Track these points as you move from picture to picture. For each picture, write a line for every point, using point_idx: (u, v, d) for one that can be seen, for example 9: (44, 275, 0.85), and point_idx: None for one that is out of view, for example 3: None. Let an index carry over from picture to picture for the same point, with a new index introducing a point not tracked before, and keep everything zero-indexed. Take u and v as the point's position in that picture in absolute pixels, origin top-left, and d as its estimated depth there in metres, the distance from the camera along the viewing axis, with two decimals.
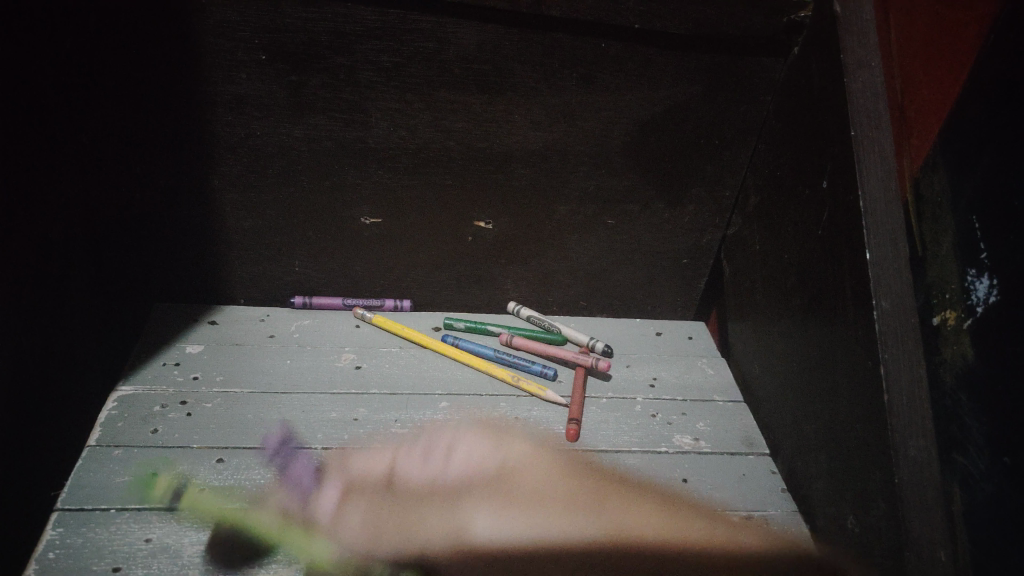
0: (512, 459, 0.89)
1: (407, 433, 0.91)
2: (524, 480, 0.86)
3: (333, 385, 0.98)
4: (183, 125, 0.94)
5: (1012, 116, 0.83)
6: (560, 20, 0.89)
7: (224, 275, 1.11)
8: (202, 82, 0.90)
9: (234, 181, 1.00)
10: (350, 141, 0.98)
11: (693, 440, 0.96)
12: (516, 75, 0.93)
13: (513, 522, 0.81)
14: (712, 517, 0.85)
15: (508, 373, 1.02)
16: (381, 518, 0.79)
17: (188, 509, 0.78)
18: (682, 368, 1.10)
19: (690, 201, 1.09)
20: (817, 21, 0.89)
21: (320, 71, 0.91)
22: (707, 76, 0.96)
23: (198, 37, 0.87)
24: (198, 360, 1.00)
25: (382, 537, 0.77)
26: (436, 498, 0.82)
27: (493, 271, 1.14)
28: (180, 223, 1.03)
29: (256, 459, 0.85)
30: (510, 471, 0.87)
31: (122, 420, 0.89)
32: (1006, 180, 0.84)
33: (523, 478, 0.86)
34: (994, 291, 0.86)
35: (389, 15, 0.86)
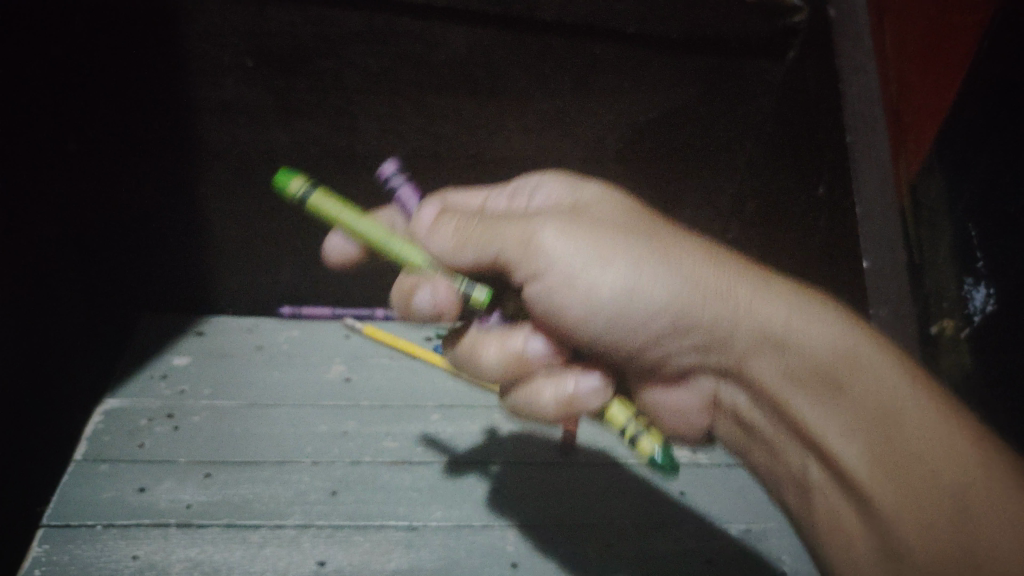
0: (581, 198, 0.76)
1: (399, 446, 0.90)
2: (594, 211, 0.71)
3: (322, 397, 0.97)
4: (168, 133, 0.91)
5: (1012, 117, 0.95)
6: (553, 22, 0.85)
7: (213, 280, 1.10)
8: (184, 89, 0.87)
9: (223, 188, 0.99)
10: (339, 146, 0.97)
11: (690, 452, 0.95)
12: (508, 79, 0.92)
13: (579, 232, 0.66)
14: (710, 529, 0.84)
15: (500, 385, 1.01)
16: (470, 228, 0.67)
17: (176, 526, 0.77)
18: None
19: (687, 205, 1.11)
20: (815, 23, 0.87)
21: (308, 75, 0.88)
22: (702, 78, 0.95)
23: (177, 41, 0.82)
24: (186, 372, 0.99)
25: (468, 246, 0.67)
26: (511, 215, 0.68)
27: None
28: (169, 228, 1.02)
29: (244, 474, 0.84)
30: (579, 204, 0.74)
31: (107, 435, 0.87)
32: (978, 194, 1.01)
33: (592, 214, 0.71)
34: (991, 299, 1.00)
35: (378, 18, 0.82)
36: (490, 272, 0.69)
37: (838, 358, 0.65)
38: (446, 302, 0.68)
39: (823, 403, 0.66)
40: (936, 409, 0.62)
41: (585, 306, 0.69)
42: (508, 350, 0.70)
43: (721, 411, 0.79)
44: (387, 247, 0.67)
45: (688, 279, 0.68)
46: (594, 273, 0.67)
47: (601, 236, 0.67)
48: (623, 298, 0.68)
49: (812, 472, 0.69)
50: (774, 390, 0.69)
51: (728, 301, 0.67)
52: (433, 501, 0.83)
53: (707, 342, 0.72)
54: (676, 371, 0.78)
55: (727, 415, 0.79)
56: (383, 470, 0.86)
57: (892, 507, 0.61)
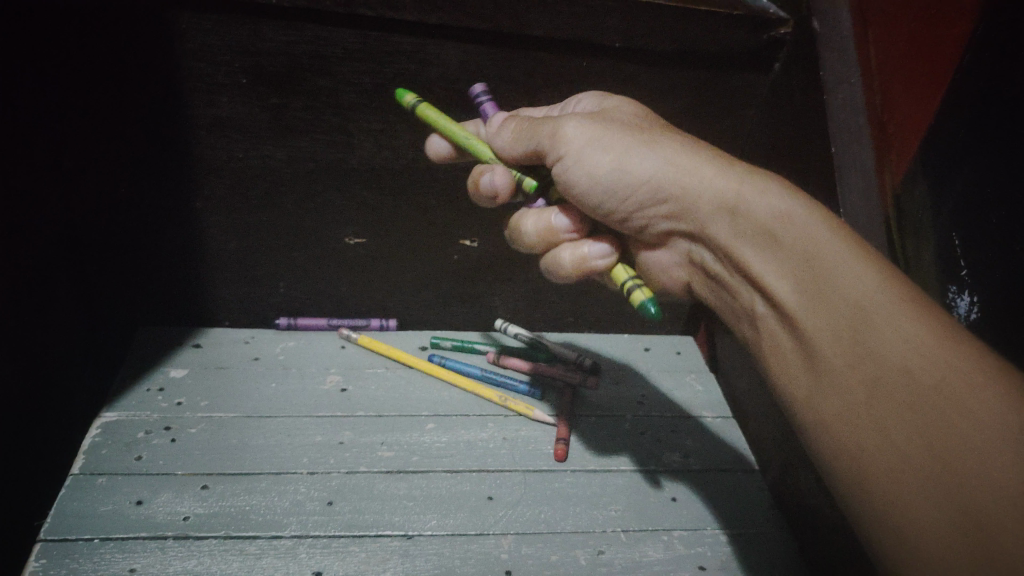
0: (608, 108, 0.81)
1: (394, 456, 0.91)
2: (615, 116, 0.78)
3: (319, 408, 0.98)
4: (165, 149, 0.93)
5: (1013, 130, 0.87)
6: (542, 39, 0.88)
7: (210, 297, 1.11)
8: (182, 106, 0.89)
9: (218, 203, 1.00)
10: (334, 162, 0.98)
11: (682, 457, 0.96)
12: (500, 95, 0.93)
13: (600, 135, 0.74)
14: (701, 535, 0.85)
15: (495, 394, 1.02)
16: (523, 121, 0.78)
17: (173, 538, 0.77)
18: (671, 384, 1.11)
19: None
20: (798, 38, 0.90)
21: (303, 93, 0.90)
22: (690, 93, 0.96)
23: (175, 60, 0.85)
24: (183, 385, 1.00)
25: (518, 138, 0.78)
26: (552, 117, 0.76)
27: (480, 289, 1.15)
28: (165, 247, 1.03)
29: (240, 486, 0.84)
30: (603, 112, 0.79)
31: (105, 447, 0.88)
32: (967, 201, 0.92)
33: (613, 115, 0.78)
34: (974, 307, 0.91)
35: (371, 37, 0.85)
36: (537, 161, 0.80)
37: (779, 220, 0.63)
38: (503, 185, 0.81)
39: (765, 256, 0.65)
40: (876, 260, 0.59)
41: (590, 184, 0.75)
42: (542, 223, 0.82)
43: (700, 275, 0.80)
44: (457, 137, 0.82)
45: (674, 154, 0.70)
46: (613, 167, 0.73)
47: (624, 137, 0.73)
48: (622, 171, 0.73)
49: (756, 303, 0.69)
50: (727, 245, 0.70)
51: (695, 173, 0.69)
52: (428, 510, 0.83)
53: (673, 209, 0.73)
54: (653, 234, 0.79)
55: (704, 279, 0.80)
56: (379, 479, 0.87)
57: (834, 362, 0.59)
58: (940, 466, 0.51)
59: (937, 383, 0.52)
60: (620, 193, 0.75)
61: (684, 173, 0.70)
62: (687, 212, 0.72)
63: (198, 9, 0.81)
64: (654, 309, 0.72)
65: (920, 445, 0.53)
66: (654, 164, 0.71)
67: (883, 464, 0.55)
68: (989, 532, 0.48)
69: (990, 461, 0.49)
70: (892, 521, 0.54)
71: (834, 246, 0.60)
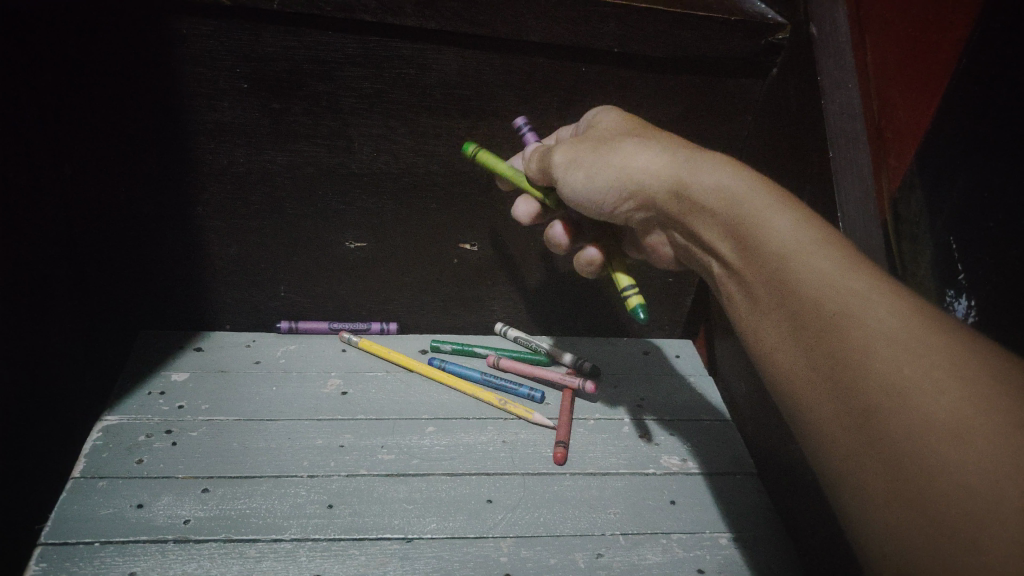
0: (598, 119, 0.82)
1: (394, 459, 0.91)
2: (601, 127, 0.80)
3: (318, 411, 0.98)
4: (165, 154, 0.93)
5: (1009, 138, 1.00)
6: (540, 44, 0.88)
7: (210, 302, 1.11)
8: (184, 111, 0.90)
9: (219, 208, 1.00)
10: (335, 167, 0.98)
11: (681, 460, 0.97)
12: (499, 100, 0.94)
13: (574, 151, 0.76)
14: (700, 539, 0.85)
15: (495, 398, 1.02)
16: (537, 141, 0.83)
17: (173, 541, 0.78)
18: (670, 387, 1.11)
19: None
20: (795, 43, 0.91)
21: (303, 99, 0.91)
22: (688, 97, 0.97)
23: (175, 65, 0.86)
24: (184, 388, 1.00)
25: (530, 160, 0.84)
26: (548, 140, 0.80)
27: (480, 292, 1.15)
28: (165, 253, 1.03)
29: (241, 489, 0.85)
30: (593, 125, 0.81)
31: (106, 451, 0.88)
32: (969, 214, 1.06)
33: (598, 128, 0.79)
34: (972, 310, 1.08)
35: (371, 42, 0.86)
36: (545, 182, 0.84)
37: (715, 198, 0.64)
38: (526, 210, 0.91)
39: (714, 233, 0.66)
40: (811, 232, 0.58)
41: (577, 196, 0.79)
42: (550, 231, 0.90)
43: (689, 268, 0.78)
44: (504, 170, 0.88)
45: (628, 148, 0.72)
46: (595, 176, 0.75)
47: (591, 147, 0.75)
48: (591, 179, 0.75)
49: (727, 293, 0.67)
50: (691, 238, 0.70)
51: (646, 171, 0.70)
52: (428, 513, 0.84)
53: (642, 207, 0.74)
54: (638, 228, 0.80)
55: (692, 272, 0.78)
56: (379, 482, 0.87)
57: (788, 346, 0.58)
58: (868, 420, 0.50)
59: (854, 331, 0.52)
60: (605, 198, 0.76)
61: (638, 164, 0.71)
62: (651, 203, 0.72)
63: (198, 14, 0.82)
64: (643, 317, 0.81)
65: (845, 400, 0.52)
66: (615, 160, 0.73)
67: (824, 427, 0.54)
68: (919, 470, 0.47)
69: (908, 400, 0.48)
70: (846, 487, 0.53)
71: (767, 214, 0.61)
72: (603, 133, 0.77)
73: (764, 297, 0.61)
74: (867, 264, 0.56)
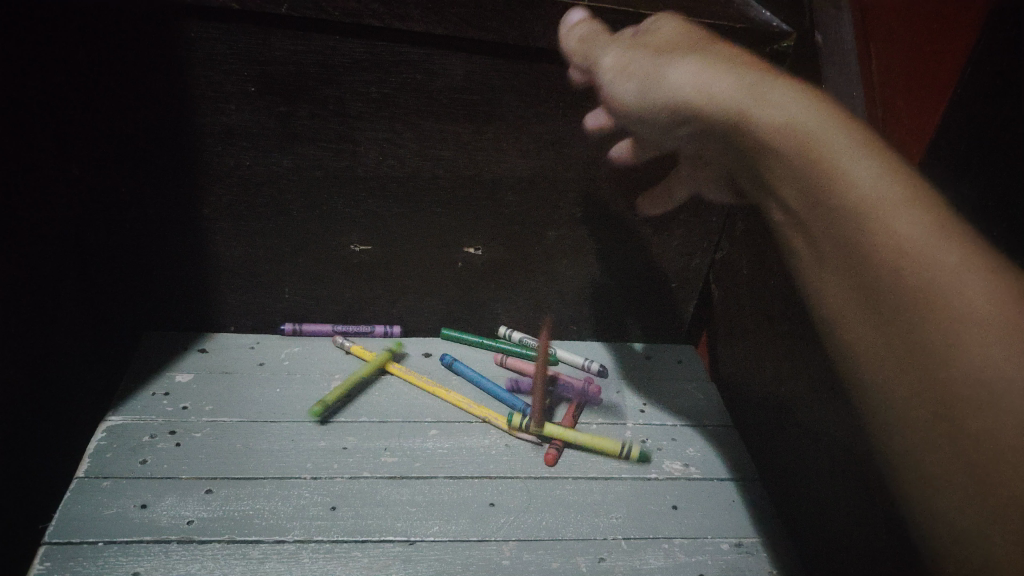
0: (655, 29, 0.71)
1: (397, 461, 0.91)
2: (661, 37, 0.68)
3: (322, 413, 0.98)
4: (171, 156, 0.94)
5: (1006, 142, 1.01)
6: (547, 50, 0.89)
7: (215, 304, 1.11)
8: (190, 114, 0.91)
9: (225, 210, 1.01)
10: (341, 170, 0.98)
11: (682, 466, 0.97)
12: (505, 105, 0.94)
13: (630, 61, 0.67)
14: (702, 544, 0.86)
15: (482, 410, 1.00)
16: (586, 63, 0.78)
17: (177, 542, 0.78)
18: (672, 393, 1.11)
19: (678, 224, 1.10)
20: (800, 51, 0.91)
21: (310, 102, 0.91)
22: None
23: (183, 68, 0.86)
24: (188, 389, 1.00)
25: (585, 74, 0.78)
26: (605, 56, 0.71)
27: (484, 297, 1.15)
28: (171, 254, 1.03)
29: (244, 490, 0.85)
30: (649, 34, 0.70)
31: (110, 451, 0.89)
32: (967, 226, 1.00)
33: (655, 37, 0.68)
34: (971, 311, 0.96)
35: (378, 47, 0.87)
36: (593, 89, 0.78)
37: (780, 133, 0.56)
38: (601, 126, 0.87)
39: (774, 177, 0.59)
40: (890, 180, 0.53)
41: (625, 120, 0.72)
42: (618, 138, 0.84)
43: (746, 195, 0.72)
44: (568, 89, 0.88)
45: (685, 66, 0.61)
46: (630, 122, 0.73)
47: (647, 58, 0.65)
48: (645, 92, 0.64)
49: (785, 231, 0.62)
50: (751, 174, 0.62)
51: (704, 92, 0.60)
52: (430, 516, 0.84)
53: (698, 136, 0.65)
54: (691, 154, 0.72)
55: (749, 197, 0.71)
56: (381, 485, 0.88)
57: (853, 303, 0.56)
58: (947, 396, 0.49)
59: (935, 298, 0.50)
60: (657, 122, 0.65)
61: (692, 88, 0.60)
62: (698, 136, 0.64)
63: (207, 18, 0.83)
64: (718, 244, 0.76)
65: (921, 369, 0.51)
66: (668, 83, 0.61)
67: (901, 393, 0.53)
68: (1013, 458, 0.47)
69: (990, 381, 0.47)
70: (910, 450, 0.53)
71: (842, 156, 0.54)
72: (663, 52, 0.65)
73: (822, 245, 0.57)
74: (949, 219, 0.52)
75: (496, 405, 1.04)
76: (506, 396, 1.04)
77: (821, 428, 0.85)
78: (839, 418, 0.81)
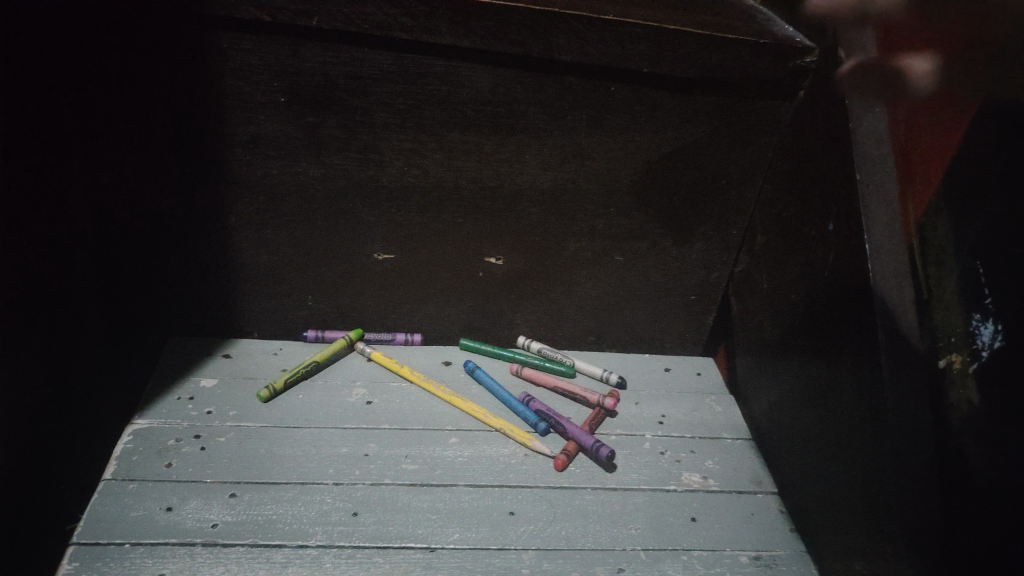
0: None
1: (417, 469, 0.92)
2: None
3: (343, 420, 1.00)
4: (201, 164, 0.96)
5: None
6: (570, 63, 0.91)
7: (238, 311, 1.12)
8: (220, 123, 0.93)
9: (252, 218, 1.03)
10: (366, 180, 1.00)
11: (701, 478, 0.97)
12: (528, 118, 0.95)
13: None
14: (720, 556, 0.86)
15: (497, 421, 1.00)
16: None
17: (201, 544, 0.79)
18: (691, 405, 1.12)
19: (699, 236, 1.10)
20: (822, 66, 0.92)
21: (337, 113, 0.93)
22: (715, 118, 0.98)
23: (215, 78, 0.89)
24: (212, 394, 1.02)
25: None
26: None
27: (505, 306, 1.16)
28: (198, 260, 1.05)
29: (267, 494, 0.86)
30: None
31: (136, 454, 0.90)
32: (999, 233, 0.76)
33: None
34: (999, 336, 0.72)
35: (405, 59, 0.89)
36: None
37: None
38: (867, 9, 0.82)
39: None
40: None
41: None
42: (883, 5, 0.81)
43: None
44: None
45: None
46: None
47: None
48: None
49: None
50: None
51: None
52: (451, 523, 0.85)
53: None
54: None
55: None
56: (402, 492, 0.88)
57: None
58: None
59: None
60: None
61: None
62: None
63: (239, 29, 0.85)
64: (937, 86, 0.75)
65: None
66: None
67: None
68: None
69: None
70: None
71: None
72: None
73: None
74: None
75: (514, 416, 1.05)
76: (523, 409, 1.04)
77: (840, 443, 0.85)
78: (860, 433, 0.81)
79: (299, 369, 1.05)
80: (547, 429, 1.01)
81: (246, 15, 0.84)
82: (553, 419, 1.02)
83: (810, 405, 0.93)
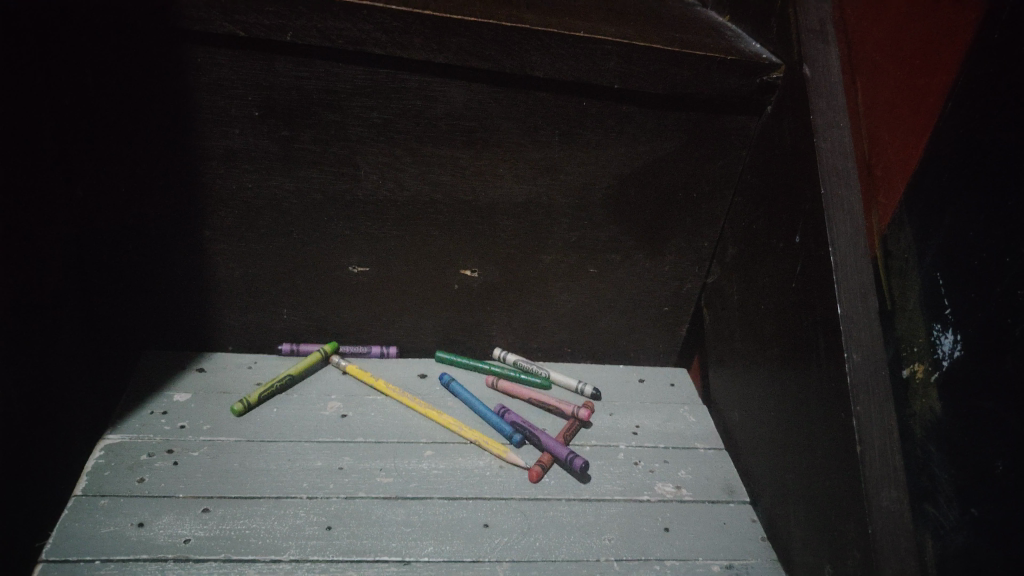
0: None
1: (392, 481, 0.92)
2: None
3: (318, 433, 0.99)
4: (175, 178, 0.96)
5: None
6: (543, 79, 0.92)
7: (213, 325, 1.12)
8: (195, 137, 0.93)
9: (227, 232, 1.02)
10: (341, 194, 1.00)
11: (674, 488, 0.98)
12: (502, 132, 0.97)
13: None
14: (692, 566, 0.87)
15: (472, 433, 1.01)
16: None
17: (173, 560, 0.79)
18: (665, 416, 1.13)
19: (671, 248, 1.12)
20: (787, 81, 0.94)
21: (311, 127, 0.94)
22: (685, 133, 1.00)
23: (190, 93, 0.89)
24: (186, 408, 1.01)
25: None
26: None
27: (481, 318, 1.17)
28: (172, 274, 1.05)
29: (241, 509, 0.86)
30: None
31: (108, 469, 0.89)
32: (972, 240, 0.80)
33: None
34: (958, 346, 0.82)
35: (379, 74, 0.90)
36: None
37: None
38: None
39: None
40: None
41: None
42: None
43: None
44: None
45: None
46: None
47: None
48: None
49: None
50: None
51: None
52: (425, 536, 0.85)
53: None
54: None
55: None
56: (377, 505, 0.89)
57: None
58: None
59: None
60: None
61: None
62: None
63: (214, 45, 0.86)
64: None
65: None
66: None
67: None
68: None
69: None
70: None
71: None
72: None
73: None
74: None
75: (489, 428, 1.06)
76: (497, 421, 1.05)
77: (808, 451, 0.87)
78: (826, 440, 0.83)
79: (271, 383, 1.05)
80: (522, 440, 1.02)
81: (220, 31, 0.84)
82: (528, 431, 1.02)
83: (779, 414, 0.94)
